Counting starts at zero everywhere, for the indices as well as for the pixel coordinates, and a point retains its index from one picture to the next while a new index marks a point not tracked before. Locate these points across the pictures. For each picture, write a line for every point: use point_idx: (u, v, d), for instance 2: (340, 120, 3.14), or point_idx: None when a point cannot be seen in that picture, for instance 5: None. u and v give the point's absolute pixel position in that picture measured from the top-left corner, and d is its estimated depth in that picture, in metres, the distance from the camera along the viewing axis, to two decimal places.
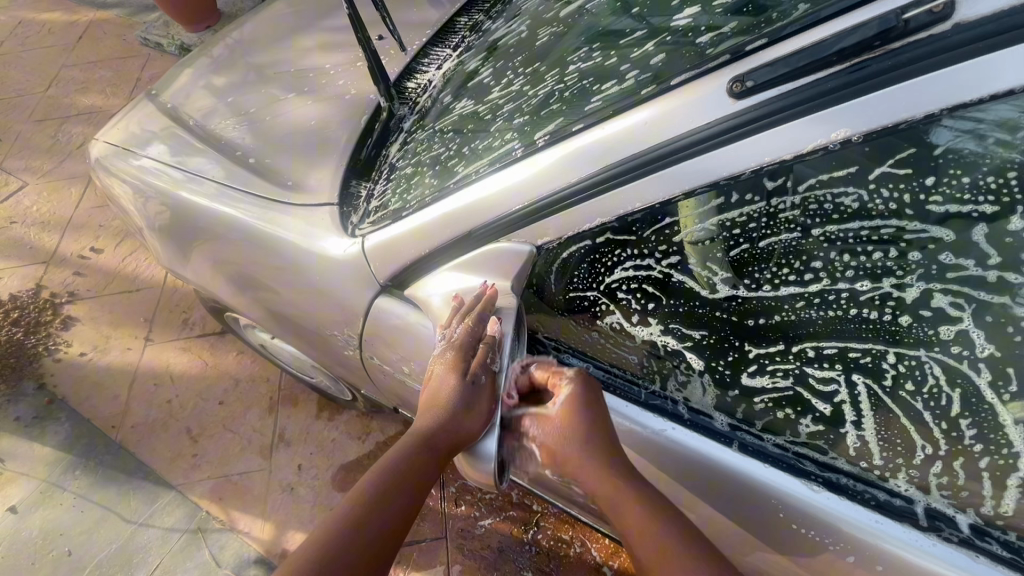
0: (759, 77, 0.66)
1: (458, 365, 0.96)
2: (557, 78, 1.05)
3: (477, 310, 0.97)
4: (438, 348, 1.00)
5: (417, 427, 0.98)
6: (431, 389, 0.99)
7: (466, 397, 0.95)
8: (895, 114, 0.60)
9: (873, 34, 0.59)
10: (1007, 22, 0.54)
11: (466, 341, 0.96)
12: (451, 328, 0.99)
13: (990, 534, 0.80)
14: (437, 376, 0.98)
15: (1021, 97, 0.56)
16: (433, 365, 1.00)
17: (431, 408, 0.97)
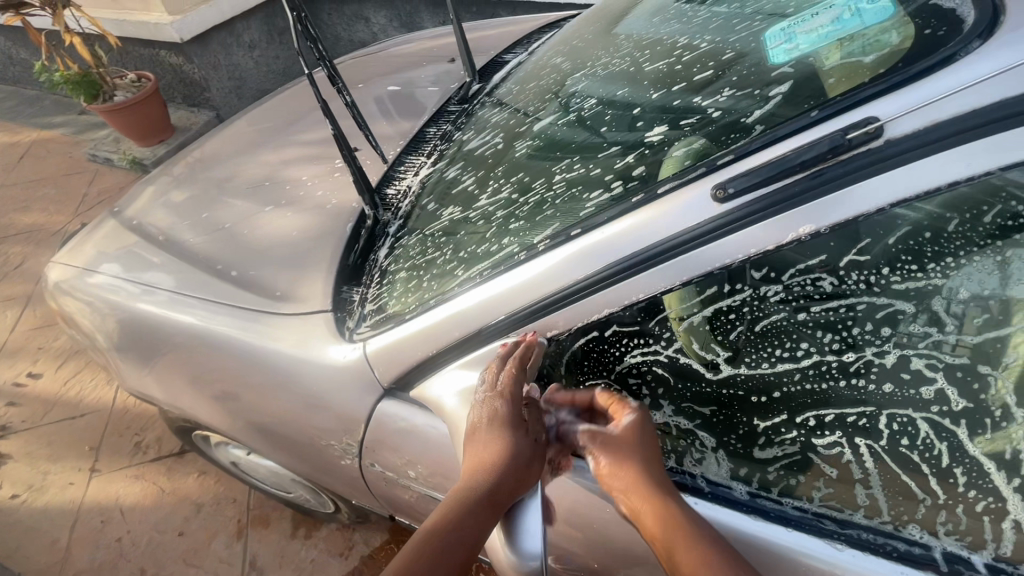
0: (738, 185, 0.78)
1: (508, 419, 1.00)
2: (545, 186, 1.14)
3: (519, 362, 1.01)
4: (480, 403, 1.03)
5: (469, 487, 0.98)
6: (477, 446, 1.01)
7: (519, 450, 0.99)
8: (854, 210, 0.72)
9: (826, 149, 0.72)
10: (925, 138, 0.68)
11: (511, 395, 1.00)
12: (491, 381, 1.03)
13: (1005, 571, 0.84)
14: (485, 432, 1.00)
15: (945, 193, 0.69)
16: (476, 419, 1.03)
17: (481, 465, 0.98)
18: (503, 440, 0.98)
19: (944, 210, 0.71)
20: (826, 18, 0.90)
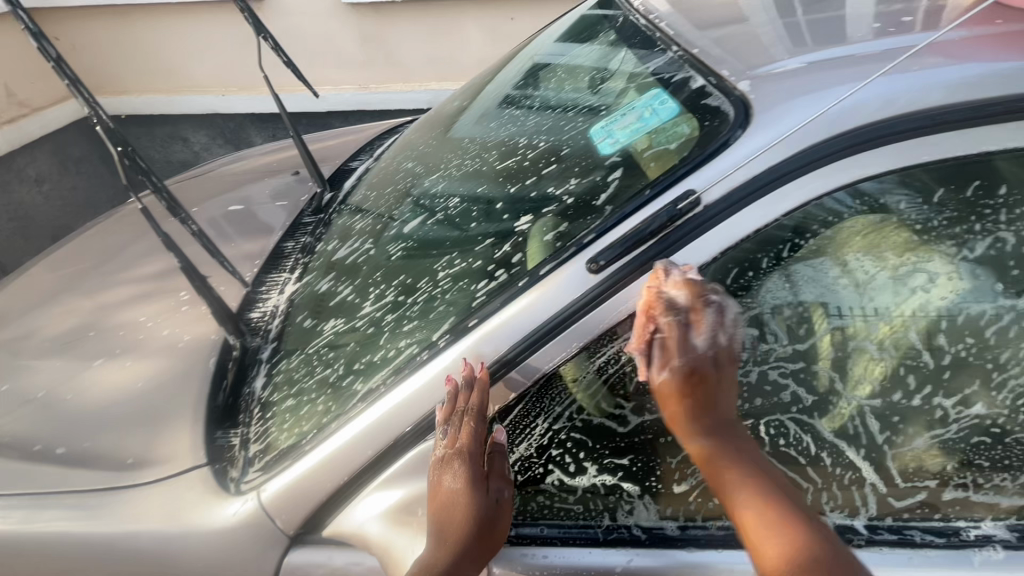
0: (606, 256, 0.91)
1: (473, 475, 0.94)
2: (430, 284, 1.18)
3: (481, 402, 0.94)
4: (442, 456, 0.95)
5: (437, 548, 0.92)
6: (443, 501, 0.94)
7: (487, 506, 0.95)
8: (698, 261, 0.89)
9: (665, 218, 0.89)
10: (728, 201, 0.89)
11: (475, 443, 0.94)
12: (452, 429, 0.94)
13: (879, 526, 1.01)
14: (451, 492, 0.94)
15: (754, 239, 0.90)
16: (438, 471, 0.96)
17: (450, 522, 0.93)
18: (472, 493, 0.94)
19: (758, 249, 0.91)
20: (633, 117, 1.13)
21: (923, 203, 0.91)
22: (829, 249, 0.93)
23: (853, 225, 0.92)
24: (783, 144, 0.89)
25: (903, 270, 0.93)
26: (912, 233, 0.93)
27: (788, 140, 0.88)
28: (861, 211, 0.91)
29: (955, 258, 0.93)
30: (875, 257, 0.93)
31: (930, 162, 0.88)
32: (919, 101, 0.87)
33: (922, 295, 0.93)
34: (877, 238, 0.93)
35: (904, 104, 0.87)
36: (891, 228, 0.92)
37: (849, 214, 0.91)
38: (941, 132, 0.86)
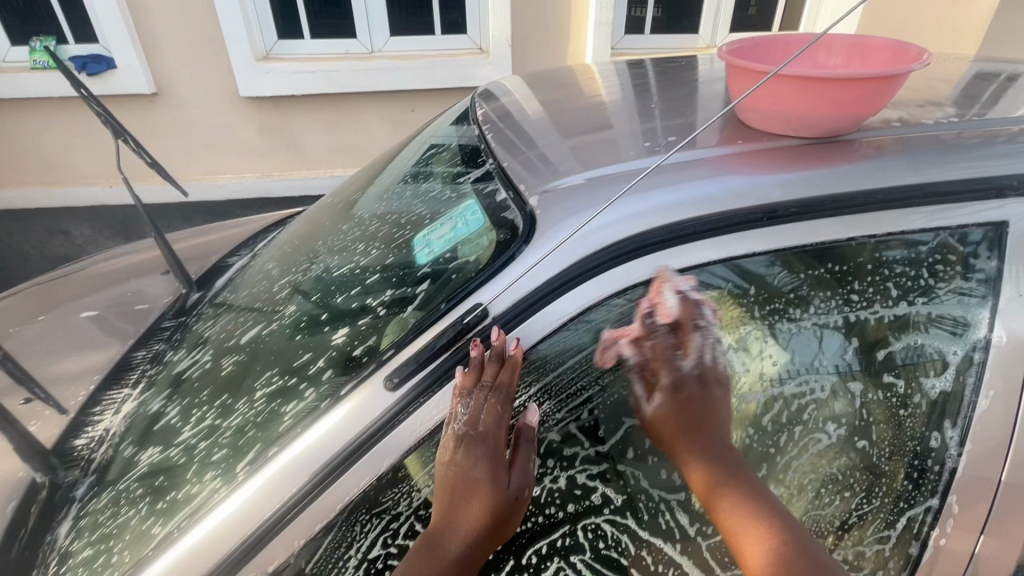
0: (399, 374, 0.91)
1: (494, 462, 0.85)
2: (247, 405, 1.11)
3: (506, 384, 0.86)
4: (457, 436, 0.86)
5: (441, 537, 0.84)
6: (457, 488, 0.84)
7: (506, 495, 0.85)
8: None
9: (454, 333, 0.91)
10: (514, 312, 0.91)
11: (497, 429, 0.85)
12: (473, 406, 0.85)
13: None
14: (467, 478, 0.84)
15: (546, 344, 0.92)
16: (450, 454, 0.86)
17: (462, 511, 0.83)
18: (490, 483, 0.84)
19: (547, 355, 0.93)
20: (448, 227, 1.17)
21: (782, 265, 0.95)
22: None
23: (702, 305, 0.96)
24: (559, 252, 0.93)
25: (744, 342, 0.98)
26: (747, 309, 0.97)
27: (561, 250, 0.92)
28: (711, 289, 0.95)
29: (790, 329, 0.99)
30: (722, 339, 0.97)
31: (772, 251, 0.94)
32: (674, 212, 0.94)
33: (755, 371, 0.98)
34: (724, 315, 0.97)
35: (661, 216, 0.94)
36: (733, 304, 0.97)
37: (702, 292, 0.95)
38: (698, 240, 0.93)
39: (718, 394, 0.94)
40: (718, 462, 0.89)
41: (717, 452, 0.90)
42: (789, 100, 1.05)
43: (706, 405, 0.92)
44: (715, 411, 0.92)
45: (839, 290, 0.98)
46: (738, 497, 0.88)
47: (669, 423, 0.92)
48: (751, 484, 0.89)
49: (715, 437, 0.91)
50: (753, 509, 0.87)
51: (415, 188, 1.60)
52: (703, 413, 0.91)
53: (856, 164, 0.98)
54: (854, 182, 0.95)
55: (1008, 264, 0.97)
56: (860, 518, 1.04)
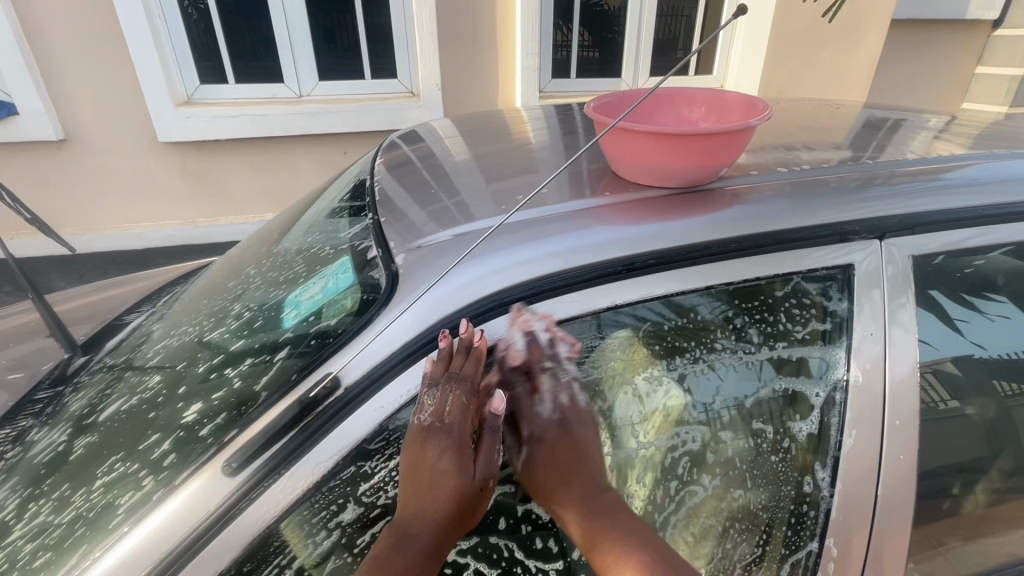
0: (239, 457, 0.84)
1: (461, 452, 0.82)
2: (84, 496, 0.99)
3: (472, 370, 0.84)
4: (427, 427, 0.83)
5: (408, 525, 0.82)
6: (420, 480, 0.81)
7: (476, 483, 0.82)
8: (343, 447, 0.84)
9: (301, 408, 0.85)
10: (367, 381, 0.86)
11: (463, 421, 0.82)
12: (440, 397, 0.83)
13: None
14: (435, 469, 0.81)
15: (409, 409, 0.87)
16: (415, 445, 0.83)
17: (426, 502, 0.81)
18: (453, 475, 0.81)
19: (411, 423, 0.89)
20: (317, 287, 1.11)
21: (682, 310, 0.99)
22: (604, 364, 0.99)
23: (614, 348, 0.99)
24: (415, 313, 0.90)
25: (648, 383, 1.02)
26: (652, 350, 1.01)
27: (419, 311, 0.89)
28: (625, 327, 0.98)
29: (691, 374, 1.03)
30: (631, 383, 1.01)
31: (655, 298, 0.96)
32: (535, 268, 0.93)
33: (663, 408, 1.02)
34: (633, 357, 1.01)
35: (521, 272, 0.92)
36: (643, 345, 1.01)
37: (613, 333, 0.98)
38: (559, 295, 0.93)
39: (585, 434, 0.94)
40: (594, 519, 0.90)
41: (596, 507, 0.90)
42: (651, 155, 1.08)
43: (576, 451, 0.92)
44: (585, 451, 0.93)
45: (702, 341, 1.02)
46: (615, 537, 0.89)
47: (544, 475, 0.91)
48: (636, 532, 0.90)
49: (591, 485, 0.91)
50: (632, 556, 0.88)
51: (304, 237, 1.53)
52: (572, 460, 0.91)
53: (711, 215, 1.01)
54: (708, 234, 0.98)
55: (857, 302, 1.01)
56: (758, 554, 1.05)
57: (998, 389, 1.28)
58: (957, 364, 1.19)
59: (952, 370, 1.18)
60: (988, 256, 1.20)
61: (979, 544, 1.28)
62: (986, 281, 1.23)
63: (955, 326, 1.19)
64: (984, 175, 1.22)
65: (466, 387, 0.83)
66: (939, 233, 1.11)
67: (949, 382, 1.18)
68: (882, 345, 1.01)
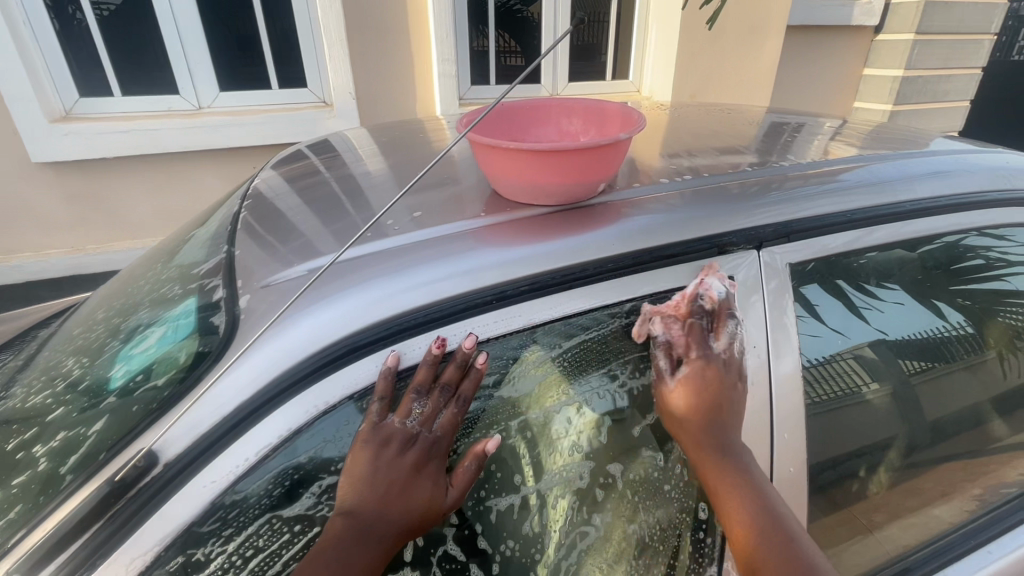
0: (24, 565, 0.69)
1: (438, 465, 0.84)
2: None
3: (469, 388, 0.86)
4: (410, 433, 0.82)
5: (376, 521, 0.78)
6: (403, 484, 0.80)
7: (442, 499, 0.83)
8: (160, 537, 0.70)
9: (105, 494, 0.71)
10: (191, 453, 0.73)
11: (449, 436, 0.85)
12: (434, 404, 0.83)
13: None
14: (408, 474, 0.81)
15: (249, 479, 0.75)
16: (396, 448, 0.81)
17: (409, 505, 0.80)
18: (437, 486, 0.83)
19: (252, 495, 0.76)
20: (154, 338, 0.97)
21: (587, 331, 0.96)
22: (514, 393, 0.96)
23: (529, 376, 0.96)
24: (251, 366, 0.78)
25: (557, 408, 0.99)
26: (562, 372, 0.98)
27: (257, 364, 0.78)
28: (533, 356, 0.94)
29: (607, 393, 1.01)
30: (546, 408, 0.98)
31: (532, 327, 0.90)
32: (394, 304, 0.84)
33: (575, 432, 0.99)
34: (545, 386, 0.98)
35: (377, 310, 0.83)
36: (554, 369, 0.97)
37: (519, 362, 0.94)
38: (423, 333, 0.84)
39: (736, 384, 0.95)
40: (717, 459, 0.92)
41: (729, 442, 0.93)
42: (526, 172, 1.01)
43: (727, 392, 0.94)
44: (719, 412, 0.93)
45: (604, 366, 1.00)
46: (739, 489, 0.90)
47: (693, 404, 0.93)
48: (748, 485, 0.91)
49: (732, 421, 0.93)
50: (757, 508, 0.89)
51: (162, 271, 1.36)
52: (720, 401, 0.93)
53: (587, 236, 0.97)
54: (582, 255, 0.94)
55: (739, 314, 1.01)
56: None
57: (894, 374, 1.32)
58: (874, 348, 1.28)
59: (869, 355, 1.28)
60: (881, 250, 1.22)
61: (884, 534, 1.29)
62: (877, 271, 1.26)
63: (850, 318, 1.23)
64: (856, 178, 1.25)
65: (463, 404, 0.85)
66: (815, 239, 1.12)
67: (861, 366, 1.26)
68: (765, 356, 1.02)
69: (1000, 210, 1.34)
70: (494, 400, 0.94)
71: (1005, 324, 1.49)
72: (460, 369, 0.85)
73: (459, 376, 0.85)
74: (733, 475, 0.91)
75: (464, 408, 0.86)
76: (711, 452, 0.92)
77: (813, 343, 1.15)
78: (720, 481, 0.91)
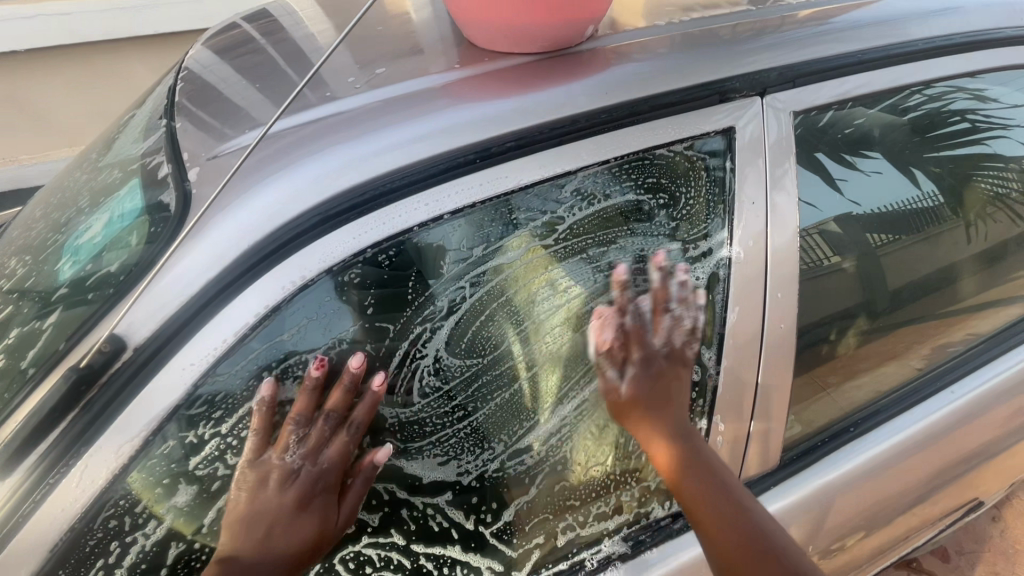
0: (8, 454, 0.67)
1: (329, 492, 0.78)
2: None
3: (358, 417, 0.79)
4: (291, 465, 0.76)
5: (256, 563, 0.74)
6: (285, 523, 0.75)
7: (335, 523, 0.79)
8: (148, 419, 0.68)
9: (76, 381, 0.67)
10: (159, 337, 0.68)
11: (337, 464, 0.78)
12: (317, 435, 0.77)
13: None
14: (292, 508, 0.76)
15: (232, 360, 0.71)
16: (276, 484, 0.75)
17: (296, 540, 0.76)
18: (326, 517, 0.78)
19: (237, 376, 0.72)
20: (99, 226, 0.87)
21: (579, 200, 0.88)
22: (499, 276, 0.87)
23: (512, 263, 0.87)
24: (214, 244, 0.70)
25: (545, 290, 0.90)
26: (550, 253, 0.89)
27: (219, 242, 0.70)
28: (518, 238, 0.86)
29: (617, 262, 0.94)
30: (534, 293, 0.90)
31: (521, 191, 0.82)
32: (366, 170, 0.75)
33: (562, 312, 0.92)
34: (532, 277, 0.89)
35: (348, 178, 0.74)
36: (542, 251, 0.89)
37: (506, 240, 0.85)
38: (401, 200, 0.76)
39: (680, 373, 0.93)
40: (681, 463, 0.90)
41: (685, 446, 0.91)
42: (506, 13, 0.87)
43: (675, 380, 0.93)
44: (681, 385, 0.93)
45: (599, 242, 0.92)
46: (713, 491, 0.89)
47: (637, 398, 0.91)
48: (710, 486, 0.89)
49: (681, 411, 0.93)
50: (729, 514, 0.88)
51: (96, 163, 1.20)
52: (670, 390, 0.92)
53: (576, 85, 0.86)
54: (573, 106, 0.84)
55: (740, 169, 0.95)
56: None
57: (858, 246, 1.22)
58: (839, 222, 1.17)
59: (834, 229, 1.17)
60: (867, 113, 1.15)
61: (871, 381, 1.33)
62: (867, 136, 1.19)
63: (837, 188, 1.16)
64: (866, 16, 1.13)
65: (350, 432, 0.78)
66: (818, 85, 1.03)
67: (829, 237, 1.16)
68: (763, 214, 0.98)
69: (997, 53, 1.28)
70: (483, 287, 0.86)
71: (984, 190, 1.44)
72: (344, 395, 0.78)
73: (345, 405, 0.78)
74: (699, 480, 0.89)
75: (354, 436, 0.79)
76: (665, 448, 0.91)
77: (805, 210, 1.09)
78: (683, 475, 0.90)
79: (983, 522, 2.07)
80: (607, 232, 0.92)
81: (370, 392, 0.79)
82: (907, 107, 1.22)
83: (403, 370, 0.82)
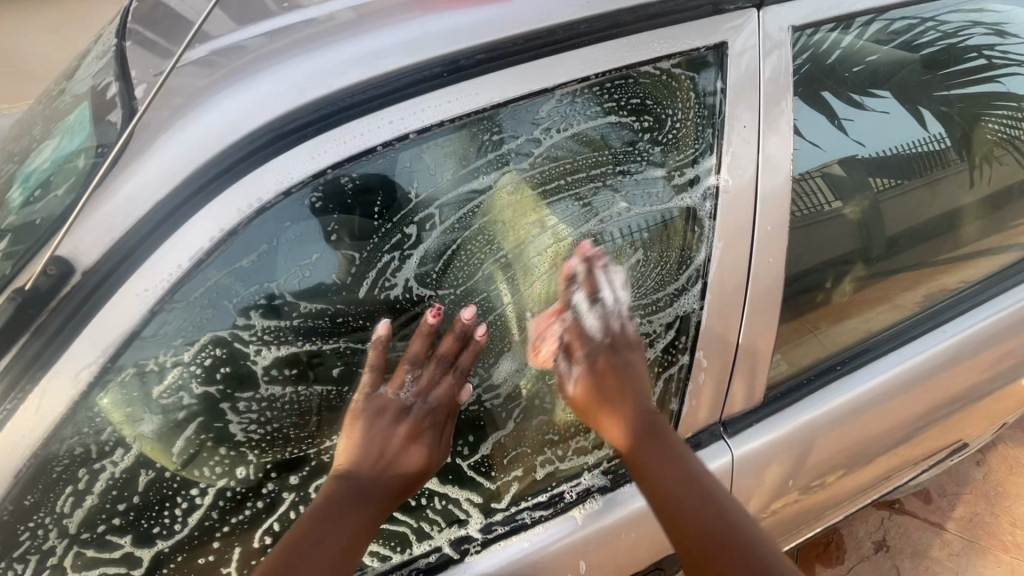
0: None
1: (433, 428, 0.82)
2: None
3: (466, 359, 0.83)
4: (404, 402, 0.80)
5: (371, 485, 0.78)
6: (397, 451, 0.79)
7: (434, 460, 0.82)
8: (104, 344, 0.66)
9: (25, 304, 0.65)
10: (109, 260, 0.65)
11: (443, 402, 0.82)
12: (427, 374, 0.81)
13: (495, 522, 0.96)
14: (401, 442, 0.80)
15: (189, 285, 0.68)
16: (391, 417, 0.80)
17: (405, 467, 0.80)
18: (432, 452, 0.82)
19: (195, 303, 0.69)
20: (48, 151, 0.83)
21: (557, 122, 0.82)
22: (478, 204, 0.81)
23: (495, 194, 0.82)
24: (161, 163, 0.66)
25: (529, 223, 0.85)
26: (531, 183, 0.84)
27: (167, 160, 0.66)
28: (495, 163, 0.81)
29: (600, 192, 0.88)
30: (517, 227, 0.85)
31: (493, 109, 0.77)
32: (322, 84, 0.70)
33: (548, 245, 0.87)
34: (514, 211, 0.84)
35: (302, 93, 0.70)
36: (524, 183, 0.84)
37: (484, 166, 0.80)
38: (361, 118, 0.71)
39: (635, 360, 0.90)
40: (640, 439, 0.86)
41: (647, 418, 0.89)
42: None
43: (621, 373, 0.88)
44: (630, 372, 0.88)
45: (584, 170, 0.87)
46: (668, 470, 0.84)
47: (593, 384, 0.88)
48: (670, 462, 0.85)
49: (641, 398, 0.88)
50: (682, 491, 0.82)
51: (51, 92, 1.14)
52: (619, 383, 0.87)
53: None
54: (549, 17, 0.78)
55: (730, 91, 0.89)
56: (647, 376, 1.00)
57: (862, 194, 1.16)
58: (842, 165, 1.11)
59: (837, 173, 1.11)
60: (880, 50, 1.17)
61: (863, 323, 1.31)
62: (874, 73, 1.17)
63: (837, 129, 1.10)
64: None
65: (456, 373, 0.83)
66: None
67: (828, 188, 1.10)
68: (755, 139, 0.92)
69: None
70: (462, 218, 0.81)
71: (991, 131, 1.36)
72: (449, 339, 0.82)
73: (454, 348, 0.82)
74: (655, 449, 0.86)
75: (459, 377, 0.83)
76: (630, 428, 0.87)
77: (802, 153, 1.04)
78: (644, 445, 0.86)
79: (967, 465, 2.10)
80: (590, 156, 0.87)
81: (477, 339, 0.83)
82: (918, 44, 1.24)
83: (372, 300, 0.78)
